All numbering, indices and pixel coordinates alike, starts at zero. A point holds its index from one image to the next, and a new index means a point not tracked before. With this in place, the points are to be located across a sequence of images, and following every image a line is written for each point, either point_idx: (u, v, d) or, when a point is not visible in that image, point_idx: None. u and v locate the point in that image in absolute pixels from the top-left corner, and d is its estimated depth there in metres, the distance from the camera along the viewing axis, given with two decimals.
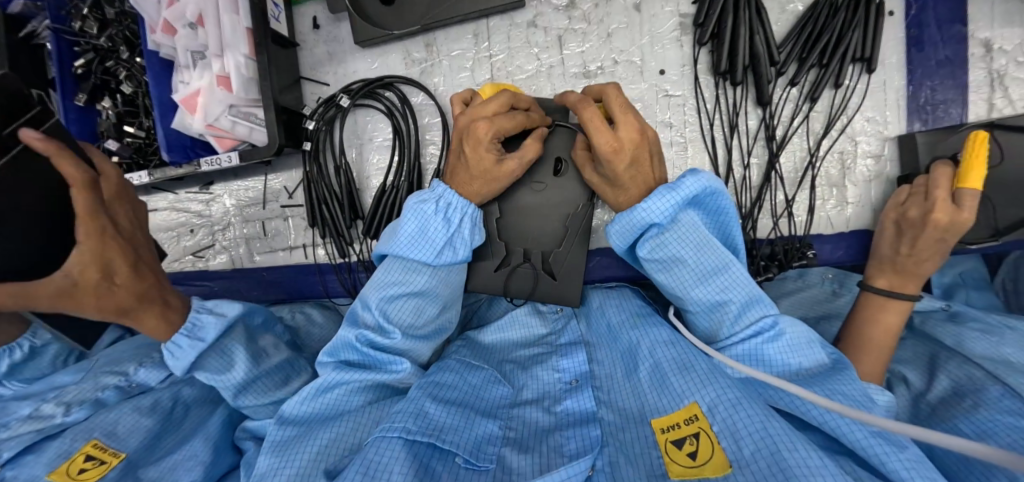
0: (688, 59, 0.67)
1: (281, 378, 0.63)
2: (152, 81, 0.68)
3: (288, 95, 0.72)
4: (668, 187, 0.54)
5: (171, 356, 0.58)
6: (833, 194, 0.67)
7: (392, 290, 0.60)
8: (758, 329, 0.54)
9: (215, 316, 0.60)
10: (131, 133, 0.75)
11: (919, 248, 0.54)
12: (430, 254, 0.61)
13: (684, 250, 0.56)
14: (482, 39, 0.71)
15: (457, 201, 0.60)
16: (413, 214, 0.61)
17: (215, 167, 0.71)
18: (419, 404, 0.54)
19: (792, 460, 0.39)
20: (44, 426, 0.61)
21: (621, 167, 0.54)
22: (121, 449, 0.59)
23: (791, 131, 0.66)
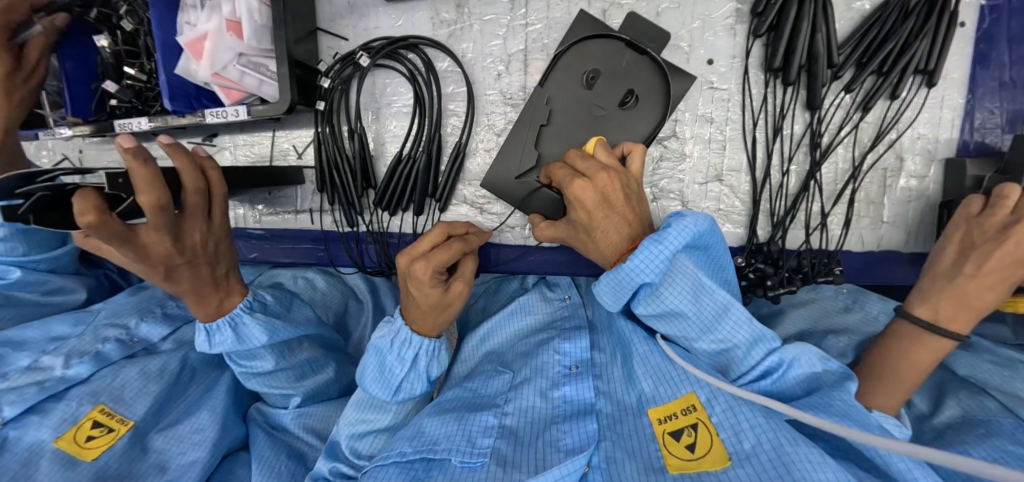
0: (740, 50, 0.62)
1: (298, 374, 0.65)
2: (154, 19, 0.62)
3: (302, 47, 0.66)
4: (653, 239, 0.46)
5: (201, 340, 0.58)
6: (869, 211, 0.65)
7: (360, 429, 0.59)
8: (765, 369, 0.49)
9: (237, 335, 0.58)
10: (130, 74, 0.69)
11: (988, 269, 0.49)
12: (387, 391, 0.58)
13: (681, 300, 0.49)
14: (519, 5, 0.65)
15: (411, 338, 0.58)
16: (375, 353, 0.59)
17: (221, 119, 0.66)
18: (416, 425, 0.55)
19: (795, 460, 0.38)
20: (44, 379, 0.59)
21: (587, 205, 0.49)
22: (129, 416, 0.59)
23: (838, 140, 0.62)
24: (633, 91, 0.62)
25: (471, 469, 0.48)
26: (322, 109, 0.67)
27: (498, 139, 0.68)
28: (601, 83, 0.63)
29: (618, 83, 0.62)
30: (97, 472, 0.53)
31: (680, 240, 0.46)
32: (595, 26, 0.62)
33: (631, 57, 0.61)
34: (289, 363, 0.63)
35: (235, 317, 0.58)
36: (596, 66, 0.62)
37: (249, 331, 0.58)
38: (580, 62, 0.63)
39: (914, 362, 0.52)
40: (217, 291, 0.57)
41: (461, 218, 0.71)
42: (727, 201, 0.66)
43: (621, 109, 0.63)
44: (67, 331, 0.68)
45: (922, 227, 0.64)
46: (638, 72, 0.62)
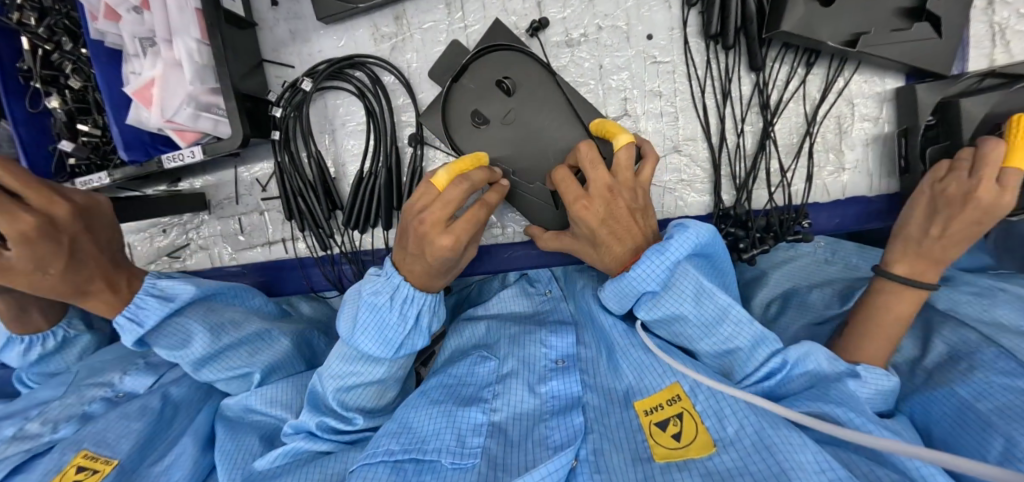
0: (678, 22, 0.63)
1: (250, 350, 0.64)
2: (99, 73, 0.63)
3: (250, 80, 0.67)
4: (656, 249, 0.48)
5: (128, 328, 0.58)
6: (830, 160, 0.65)
7: (349, 381, 0.58)
8: (769, 369, 0.49)
9: (161, 299, 0.60)
10: (85, 131, 0.70)
11: (953, 230, 0.49)
12: (389, 350, 0.57)
13: (683, 304, 0.50)
14: (455, 9, 0.66)
15: (415, 295, 0.55)
16: (368, 307, 0.55)
17: (179, 163, 0.67)
18: (400, 419, 0.54)
19: (777, 445, 0.39)
20: (33, 445, 0.60)
21: (592, 224, 0.52)
22: (113, 456, 0.58)
23: (787, 95, 0.63)
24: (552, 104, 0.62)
25: (462, 470, 0.48)
26: (277, 138, 0.67)
27: None
28: (517, 93, 0.63)
29: (529, 94, 0.63)
30: None
31: (680, 246, 0.48)
32: (505, 36, 0.63)
33: (540, 73, 0.62)
34: (233, 338, 0.62)
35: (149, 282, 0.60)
36: (508, 74, 0.62)
37: (176, 291, 0.61)
38: (491, 73, 0.63)
39: (893, 311, 0.53)
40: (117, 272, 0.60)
41: None
42: (688, 171, 0.66)
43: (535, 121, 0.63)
44: (51, 395, 0.69)
45: (883, 169, 0.64)
46: (541, 91, 0.63)
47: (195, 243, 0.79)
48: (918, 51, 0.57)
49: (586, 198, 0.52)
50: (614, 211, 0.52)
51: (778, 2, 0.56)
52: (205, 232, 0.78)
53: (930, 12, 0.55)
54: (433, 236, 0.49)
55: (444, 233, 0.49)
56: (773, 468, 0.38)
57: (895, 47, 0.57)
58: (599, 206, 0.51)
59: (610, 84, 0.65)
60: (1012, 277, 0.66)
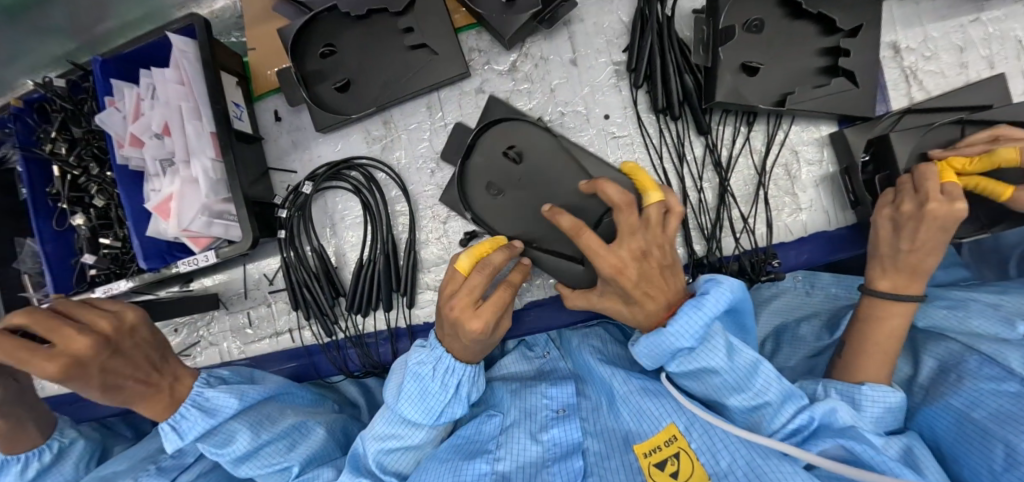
0: (629, 102, 0.72)
1: (287, 446, 0.63)
2: (123, 193, 0.71)
3: (258, 187, 0.75)
4: (693, 303, 0.48)
5: (170, 436, 0.61)
6: (787, 202, 0.71)
7: (389, 444, 0.58)
8: (797, 427, 0.48)
9: (205, 412, 0.60)
10: (105, 244, 0.76)
11: (922, 241, 0.53)
12: (430, 417, 0.59)
13: (717, 359, 0.49)
14: (436, 109, 0.76)
15: (456, 365, 0.58)
16: (411, 376, 0.58)
17: (193, 266, 0.73)
18: (412, 480, 0.54)
19: (768, 472, 0.41)
20: None
21: (628, 284, 0.50)
22: None
23: (736, 151, 0.70)
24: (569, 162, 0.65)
25: None
26: (283, 237, 0.74)
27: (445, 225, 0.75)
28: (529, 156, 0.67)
29: (538, 155, 0.66)
30: None
31: (718, 302, 0.47)
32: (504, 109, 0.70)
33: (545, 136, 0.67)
34: (270, 433, 0.62)
35: (196, 394, 0.61)
36: (514, 143, 0.67)
37: (214, 399, 0.61)
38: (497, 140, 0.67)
39: (883, 326, 0.56)
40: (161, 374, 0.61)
41: (429, 302, 0.75)
42: None
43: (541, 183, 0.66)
44: None
45: (836, 204, 0.70)
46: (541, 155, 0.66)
47: (205, 341, 0.82)
48: (839, 102, 0.65)
49: (614, 253, 0.50)
50: (646, 271, 0.51)
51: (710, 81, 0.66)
52: (215, 329, 0.82)
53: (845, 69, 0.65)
54: (465, 318, 0.52)
55: (474, 317, 0.52)
56: None
57: (820, 101, 0.65)
58: (625, 255, 0.50)
59: None
60: (981, 286, 0.70)
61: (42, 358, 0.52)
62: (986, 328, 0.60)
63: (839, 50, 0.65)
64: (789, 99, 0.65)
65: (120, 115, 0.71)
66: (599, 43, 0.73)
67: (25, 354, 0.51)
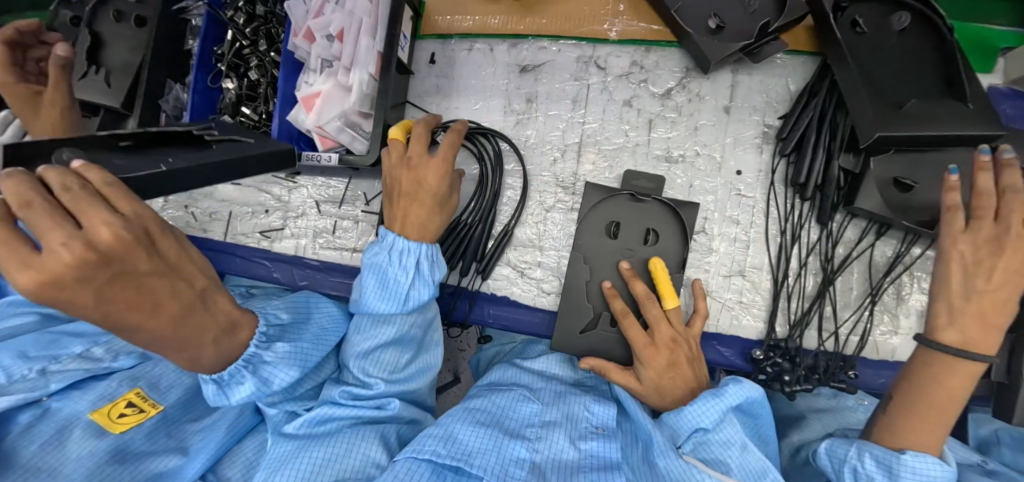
0: (766, 167, 0.72)
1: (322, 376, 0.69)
2: (282, 76, 0.77)
3: (393, 115, 0.78)
4: (711, 394, 0.56)
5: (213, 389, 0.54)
6: (886, 321, 0.69)
7: (368, 346, 0.64)
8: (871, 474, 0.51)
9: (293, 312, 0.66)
10: (245, 113, 0.81)
11: (997, 283, 0.50)
12: (398, 303, 0.64)
13: (727, 452, 0.54)
14: (580, 106, 0.78)
15: (411, 247, 0.63)
16: (371, 269, 0.65)
17: (314, 162, 0.77)
18: (448, 427, 0.57)
19: None
20: (92, 367, 0.64)
21: (658, 366, 0.59)
22: (160, 401, 0.63)
23: (854, 253, 0.69)
24: (652, 230, 0.72)
25: None
26: None
27: (546, 214, 0.77)
28: (623, 232, 0.72)
29: (636, 227, 0.72)
30: (121, 445, 0.57)
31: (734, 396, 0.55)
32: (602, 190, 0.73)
33: (637, 207, 0.72)
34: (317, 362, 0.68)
35: (252, 359, 0.55)
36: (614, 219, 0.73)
37: (273, 373, 0.57)
38: (600, 221, 0.73)
39: (947, 388, 0.52)
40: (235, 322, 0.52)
41: (502, 277, 0.78)
42: (749, 295, 0.71)
43: (647, 246, 0.72)
44: None
45: None
46: (653, 216, 0.72)
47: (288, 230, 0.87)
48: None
49: (654, 345, 0.60)
50: (675, 361, 0.60)
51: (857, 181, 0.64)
52: (301, 223, 0.86)
53: None
54: (428, 165, 0.63)
55: (434, 165, 0.63)
56: None
57: None
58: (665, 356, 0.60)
59: (696, 203, 0.73)
60: None
61: (68, 227, 0.32)
62: None
63: None
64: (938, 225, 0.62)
65: (304, 8, 0.76)
66: (757, 101, 0.73)
67: (46, 222, 0.31)
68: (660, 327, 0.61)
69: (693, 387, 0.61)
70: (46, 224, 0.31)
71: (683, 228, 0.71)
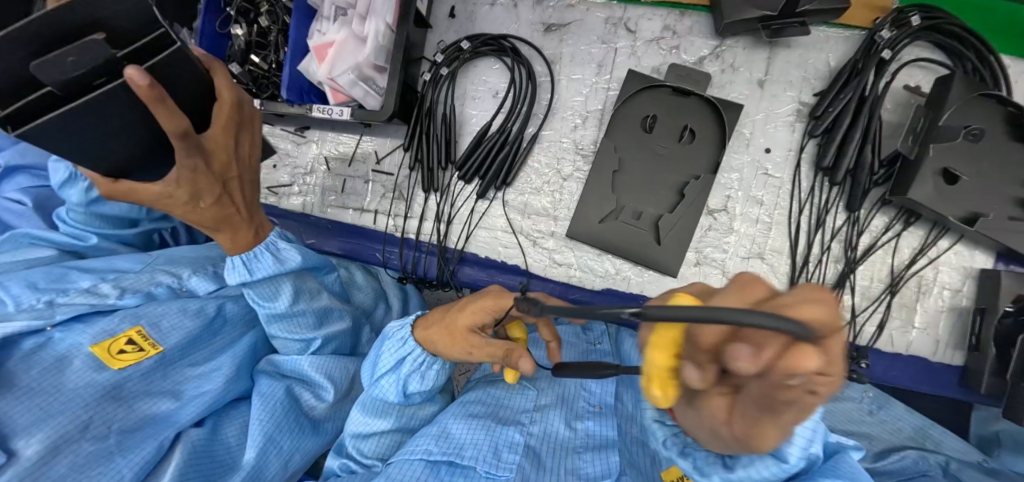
0: (796, 146, 0.69)
1: (315, 322, 0.67)
2: (293, 23, 0.72)
3: (409, 69, 0.75)
4: (774, 443, 0.31)
5: (232, 273, 0.59)
6: (903, 313, 0.67)
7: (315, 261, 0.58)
8: None
9: (277, 261, 0.60)
10: (254, 61, 0.77)
11: None
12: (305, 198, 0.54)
13: None
14: (605, 71, 0.74)
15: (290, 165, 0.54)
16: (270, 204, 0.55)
17: (325, 116, 0.74)
18: (442, 425, 0.56)
19: None
20: (98, 302, 0.64)
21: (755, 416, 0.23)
22: (161, 342, 0.64)
23: (879, 243, 0.67)
24: (688, 128, 0.69)
25: None
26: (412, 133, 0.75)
27: (562, 183, 0.74)
28: (659, 126, 0.70)
29: (674, 122, 0.70)
30: (115, 383, 0.59)
31: None
32: (642, 81, 0.70)
33: (677, 100, 0.70)
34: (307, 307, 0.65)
35: (273, 242, 0.61)
36: (654, 113, 0.70)
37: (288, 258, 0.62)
38: (637, 112, 0.71)
39: None
40: (228, 227, 0.55)
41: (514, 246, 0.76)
42: (766, 279, 0.70)
43: (680, 144, 0.70)
44: (127, 266, 0.72)
45: (953, 338, 0.66)
46: (692, 111, 0.70)
47: (296, 186, 0.84)
48: (1021, 242, 0.60)
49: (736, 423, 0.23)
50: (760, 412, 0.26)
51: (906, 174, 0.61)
52: (310, 180, 0.84)
53: None
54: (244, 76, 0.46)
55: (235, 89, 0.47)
56: None
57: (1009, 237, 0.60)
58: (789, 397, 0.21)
59: (719, 180, 0.70)
60: None
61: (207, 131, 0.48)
62: None
63: None
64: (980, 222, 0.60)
65: None
66: (794, 77, 0.69)
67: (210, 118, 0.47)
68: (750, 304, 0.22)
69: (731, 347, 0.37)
70: (161, 110, 0.38)
71: (711, 154, 0.69)
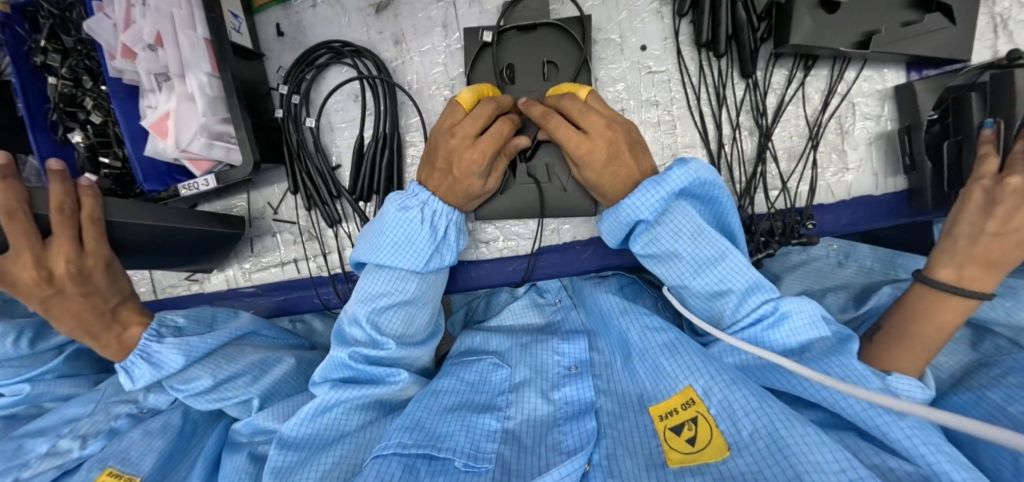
0: (670, 31, 0.64)
1: (252, 378, 0.65)
2: (117, 109, 0.66)
3: (258, 109, 0.70)
4: (653, 180, 0.52)
5: (123, 380, 0.62)
6: (834, 160, 0.63)
7: (381, 303, 0.61)
8: (759, 315, 0.52)
9: (151, 365, 0.61)
10: (107, 163, 0.73)
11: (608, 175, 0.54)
12: (418, 262, 0.60)
13: (677, 242, 0.54)
14: (452, 30, 0.68)
15: (442, 209, 0.59)
16: (397, 223, 0.59)
17: (194, 191, 0.70)
18: (412, 416, 0.55)
19: (791, 446, 0.39)
20: (63, 461, 0.62)
21: (598, 158, 0.53)
22: (136, 473, 0.60)
23: (787, 98, 0.62)
24: (551, 61, 0.64)
25: (476, 473, 0.49)
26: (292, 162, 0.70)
27: None
28: (520, 75, 0.64)
29: (534, 61, 0.64)
30: None
31: (679, 181, 0.51)
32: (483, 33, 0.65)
33: (526, 38, 0.64)
34: (232, 370, 0.64)
35: (145, 347, 0.61)
36: (510, 61, 0.64)
37: (164, 356, 0.61)
38: (493, 65, 0.64)
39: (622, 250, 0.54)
40: (112, 328, 0.62)
41: None
42: None
43: (547, 81, 0.64)
44: (80, 411, 0.70)
45: (887, 166, 0.63)
46: (547, 43, 0.64)
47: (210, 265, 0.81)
48: (917, 44, 0.57)
49: (588, 140, 0.52)
50: (614, 150, 0.53)
51: (784, 18, 0.56)
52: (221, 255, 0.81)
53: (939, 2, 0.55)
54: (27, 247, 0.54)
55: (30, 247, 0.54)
56: (789, 472, 0.38)
57: (906, 44, 0.56)
58: (603, 143, 0.52)
59: (607, 96, 0.66)
60: None
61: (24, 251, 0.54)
62: None
63: None
64: (874, 40, 0.56)
65: (110, 21, 0.64)
66: None
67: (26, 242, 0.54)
68: (586, 119, 0.52)
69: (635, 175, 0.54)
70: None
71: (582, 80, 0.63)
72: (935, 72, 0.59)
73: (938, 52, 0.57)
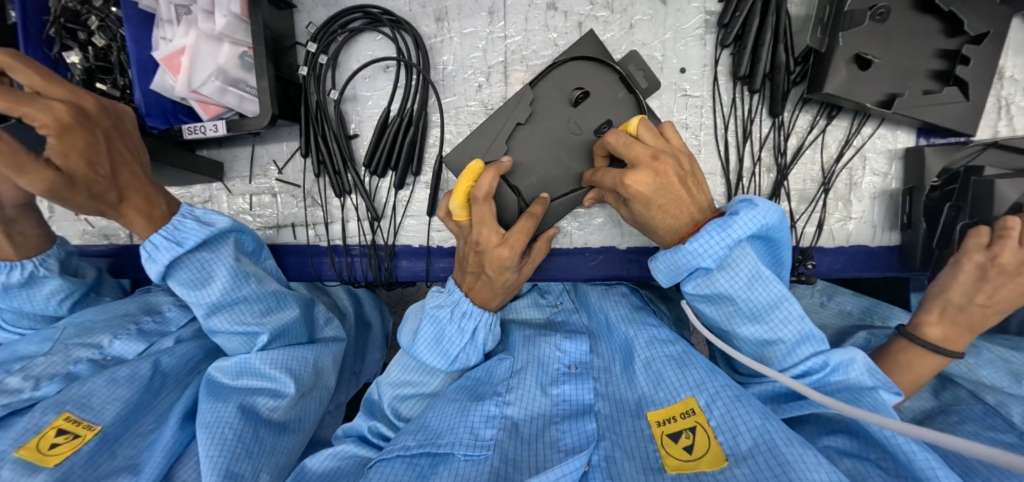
0: (710, 59, 0.65)
1: (264, 309, 0.63)
2: (128, 35, 0.61)
3: (281, 61, 0.66)
4: (720, 223, 0.48)
5: (148, 257, 0.56)
6: (839, 207, 0.67)
7: (404, 390, 0.63)
8: (807, 368, 0.50)
9: (202, 224, 0.58)
10: (103, 91, 0.67)
11: (660, 207, 0.51)
12: (445, 362, 0.62)
13: (735, 285, 0.50)
14: (497, 18, 0.67)
15: (474, 311, 0.60)
16: (429, 320, 0.61)
17: (199, 135, 0.65)
18: (421, 419, 0.56)
19: (790, 460, 0.39)
20: (12, 401, 0.58)
21: (645, 194, 0.50)
22: (97, 421, 0.57)
23: (806, 143, 0.65)
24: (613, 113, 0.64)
25: (475, 463, 0.49)
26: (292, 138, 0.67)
27: None
28: (587, 104, 0.64)
29: (599, 108, 0.64)
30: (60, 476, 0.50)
31: (746, 223, 0.47)
32: (594, 50, 0.64)
33: (613, 94, 0.64)
34: (253, 290, 0.62)
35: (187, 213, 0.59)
36: (587, 87, 0.64)
37: (213, 217, 0.60)
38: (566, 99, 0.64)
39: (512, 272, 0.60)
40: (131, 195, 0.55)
41: (446, 228, 0.72)
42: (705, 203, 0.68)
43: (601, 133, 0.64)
44: (35, 349, 0.66)
45: (883, 220, 0.67)
46: (618, 104, 0.64)
47: None
48: (937, 112, 0.61)
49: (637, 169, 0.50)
50: (663, 180, 0.50)
51: (820, 67, 0.59)
52: (212, 207, 0.76)
53: (958, 77, 0.59)
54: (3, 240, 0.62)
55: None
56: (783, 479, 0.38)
57: (925, 110, 0.60)
58: (650, 175, 0.49)
59: None
60: (995, 336, 0.66)
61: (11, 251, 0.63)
62: (994, 378, 0.59)
63: (959, 54, 0.59)
64: (897, 101, 0.59)
65: None
66: None
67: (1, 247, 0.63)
68: (635, 148, 0.51)
69: (694, 213, 0.51)
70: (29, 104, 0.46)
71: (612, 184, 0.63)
72: (941, 141, 0.64)
73: (954, 123, 0.61)
